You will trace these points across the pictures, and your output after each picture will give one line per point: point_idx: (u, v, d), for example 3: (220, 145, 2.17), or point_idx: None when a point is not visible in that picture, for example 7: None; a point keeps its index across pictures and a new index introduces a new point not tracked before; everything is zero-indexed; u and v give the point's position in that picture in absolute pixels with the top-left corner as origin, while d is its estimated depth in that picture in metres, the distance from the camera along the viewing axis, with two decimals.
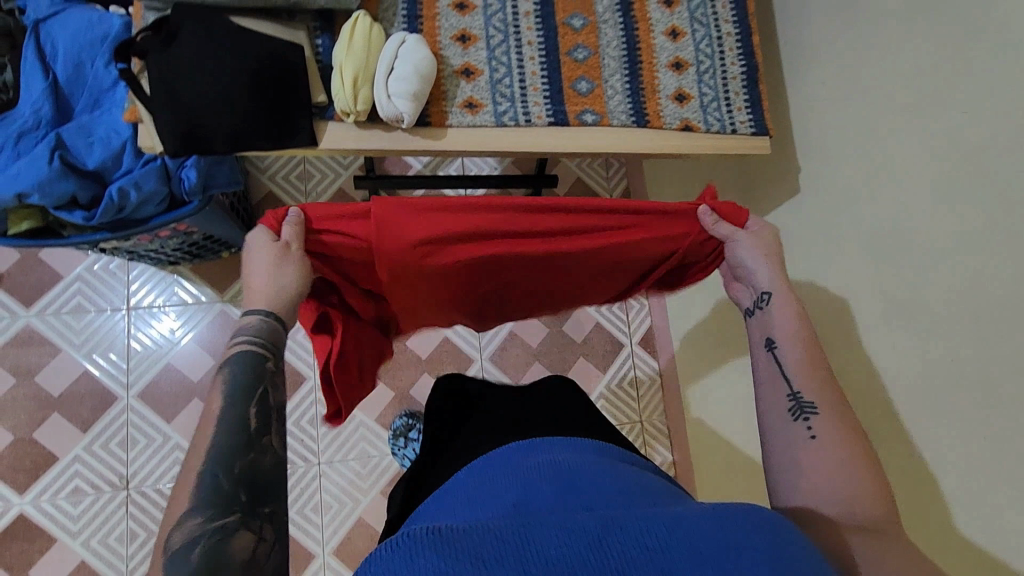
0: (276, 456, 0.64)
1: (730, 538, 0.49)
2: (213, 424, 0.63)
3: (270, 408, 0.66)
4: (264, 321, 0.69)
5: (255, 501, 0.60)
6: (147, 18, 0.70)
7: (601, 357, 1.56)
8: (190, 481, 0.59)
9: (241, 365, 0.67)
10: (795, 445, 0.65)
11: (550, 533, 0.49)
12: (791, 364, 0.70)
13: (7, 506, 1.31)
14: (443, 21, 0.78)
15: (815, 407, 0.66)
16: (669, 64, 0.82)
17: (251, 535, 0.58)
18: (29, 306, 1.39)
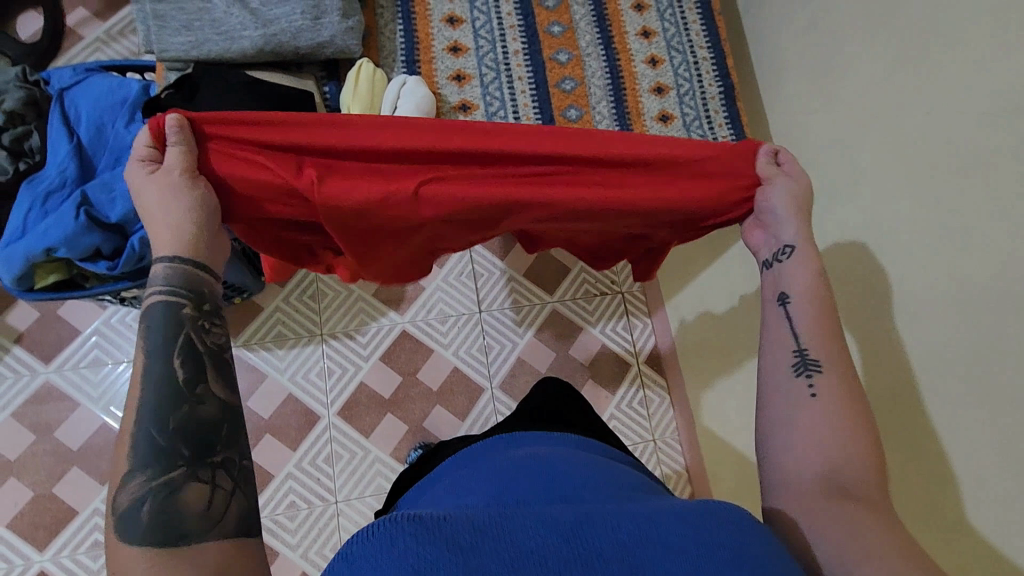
0: (218, 401, 0.61)
1: (699, 536, 0.53)
2: (139, 381, 0.59)
3: (200, 353, 0.62)
4: (169, 269, 0.64)
5: (200, 451, 0.58)
6: (169, 77, 0.77)
7: (608, 378, 1.58)
8: (128, 448, 0.56)
9: (159, 319, 0.62)
10: (795, 402, 0.68)
11: (526, 524, 0.52)
12: (801, 318, 0.72)
13: (27, 563, 1.31)
14: (439, 63, 0.84)
15: (819, 365, 0.68)
16: (651, 89, 0.89)
17: (202, 485, 0.56)
18: (49, 362, 1.43)
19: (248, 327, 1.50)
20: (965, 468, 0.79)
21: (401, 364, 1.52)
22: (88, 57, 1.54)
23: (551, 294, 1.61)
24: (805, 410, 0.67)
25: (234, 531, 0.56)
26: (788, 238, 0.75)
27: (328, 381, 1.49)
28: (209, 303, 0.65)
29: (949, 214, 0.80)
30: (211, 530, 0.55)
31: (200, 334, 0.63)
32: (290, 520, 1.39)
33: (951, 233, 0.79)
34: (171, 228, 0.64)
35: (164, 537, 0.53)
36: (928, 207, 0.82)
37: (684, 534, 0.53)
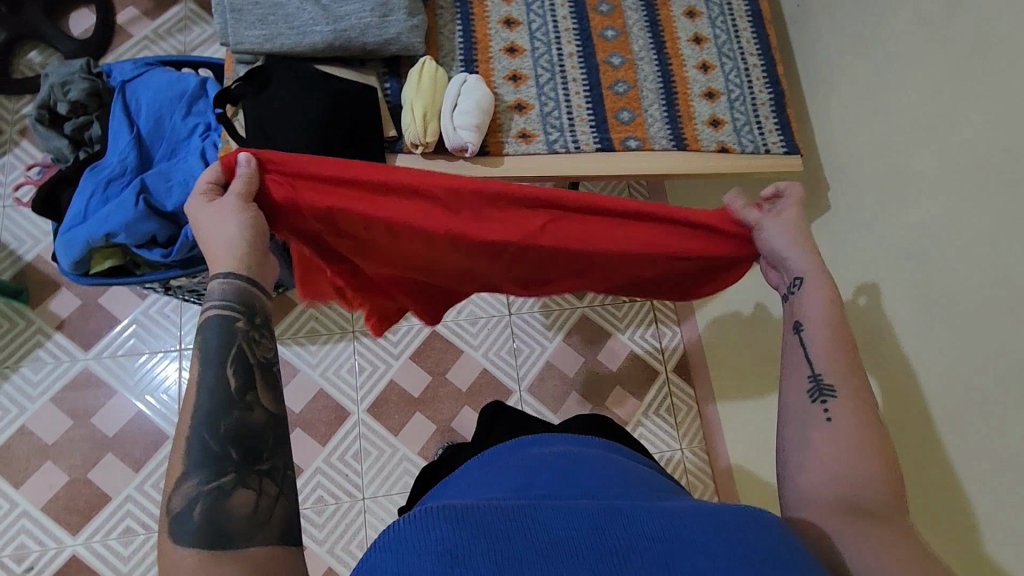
0: (268, 410, 0.60)
1: (728, 535, 0.51)
2: (195, 388, 0.58)
3: (251, 363, 0.61)
4: (224, 284, 0.62)
5: (247, 458, 0.57)
6: (238, 70, 0.80)
7: (637, 385, 1.57)
8: (181, 447, 0.55)
9: (212, 331, 0.60)
10: (810, 425, 0.66)
11: (555, 516, 0.52)
12: (814, 347, 0.69)
13: (60, 547, 1.33)
14: (496, 63, 0.86)
15: (835, 390, 0.66)
16: (703, 94, 0.90)
17: (249, 492, 0.55)
18: (87, 350, 1.45)
19: (282, 321, 1.52)
20: (1006, 481, 0.76)
21: (430, 364, 1.53)
22: (137, 54, 1.58)
23: (580, 299, 1.62)
24: (824, 430, 0.64)
25: (279, 540, 0.55)
26: (796, 269, 0.72)
27: (358, 378, 1.51)
28: (261, 316, 0.64)
29: (988, 221, 0.79)
30: (257, 538, 0.53)
31: (251, 345, 0.62)
32: (318, 515, 1.40)
33: (989, 242, 0.79)
34: (224, 247, 0.63)
35: (212, 544, 0.52)
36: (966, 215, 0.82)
37: (710, 537, 0.51)
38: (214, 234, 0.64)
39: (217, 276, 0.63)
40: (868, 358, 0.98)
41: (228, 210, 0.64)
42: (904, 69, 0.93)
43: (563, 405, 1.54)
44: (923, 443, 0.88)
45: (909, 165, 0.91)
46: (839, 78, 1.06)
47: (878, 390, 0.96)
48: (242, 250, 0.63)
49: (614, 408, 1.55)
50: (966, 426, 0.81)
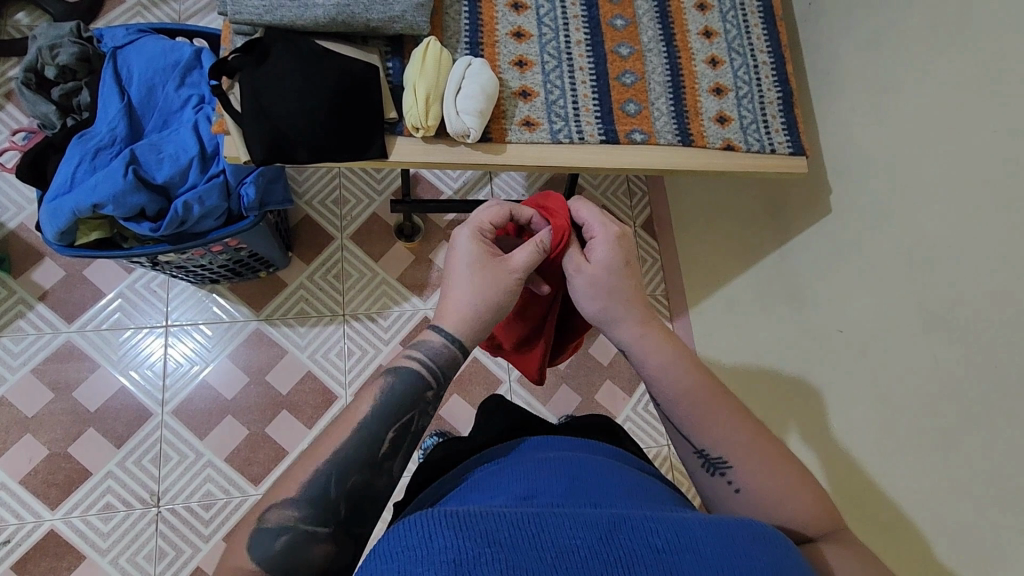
0: (393, 484, 0.66)
1: (734, 547, 0.51)
2: (349, 428, 0.66)
3: (410, 433, 0.68)
4: (444, 342, 0.71)
5: (351, 519, 0.63)
6: (236, 41, 0.77)
7: (626, 379, 1.57)
8: (304, 477, 0.63)
9: (408, 380, 0.70)
10: (722, 499, 0.68)
11: (562, 525, 0.51)
12: (686, 422, 0.71)
13: (38, 521, 1.31)
14: (502, 47, 0.84)
15: (726, 461, 0.68)
16: (710, 90, 0.88)
17: (331, 549, 0.61)
18: (71, 322, 1.42)
19: (272, 301, 1.50)
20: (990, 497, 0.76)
21: None
22: (129, 20, 1.53)
23: None
24: (742, 499, 0.67)
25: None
26: (620, 341, 0.75)
27: (347, 361, 1.49)
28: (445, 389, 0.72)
29: (990, 233, 0.78)
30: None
31: (421, 415, 0.70)
32: None
33: (992, 254, 0.78)
34: (471, 315, 0.71)
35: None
36: (969, 225, 0.82)
37: (715, 546, 0.51)
38: (466, 297, 0.71)
39: (444, 332, 0.72)
40: (861, 363, 0.98)
41: (498, 287, 0.71)
42: (914, 74, 0.91)
43: (553, 398, 1.54)
44: (909, 452, 0.88)
45: (916, 172, 0.90)
46: (847, 80, 1.04)
47: (868, 394, 0.96)
48: (480, 327, 0.72)
49: (604, 402, 1.55)
50: (953, 435, 0.81)
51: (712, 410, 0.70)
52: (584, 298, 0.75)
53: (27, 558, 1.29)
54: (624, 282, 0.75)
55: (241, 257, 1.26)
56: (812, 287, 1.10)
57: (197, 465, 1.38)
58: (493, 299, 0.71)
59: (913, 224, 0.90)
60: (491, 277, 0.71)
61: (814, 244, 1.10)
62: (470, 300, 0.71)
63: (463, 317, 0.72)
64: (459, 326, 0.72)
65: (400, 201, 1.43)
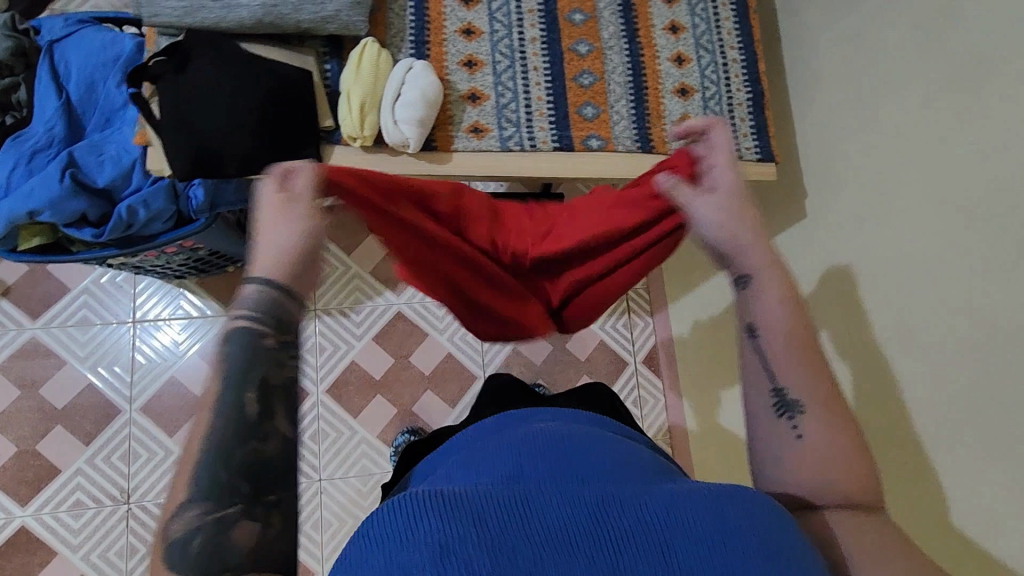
0: (287, 440, 0.53)
1: (730, 521, 0.50)
2: (208, 410, 0.52)
3: (272, 387, 0.54)
4: (261, 288, 0.57)
5: (260, 491, 0.51)
6: (160, 42, 0.77)
7: (604, 374, 1.57)
8: (189, 473, 0.50)
9: (239, 342, 0.55)
10: (782, 444, 0.60)
11: (553, 504, 0.51)
12: (776, 355, 0.62)
13: (8, 518, 1.31)
14: (450, 46, 0.80)
15: (802, 406, 0.60)
16: (675, 90, 0.84)
17: (255, 527, 0.50)
18: (36, 318, 1.40)
19: (241, 295, 1.47)
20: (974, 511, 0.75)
21: (393, 347, 1.51)
22: None
23: None
24: (787, 453, 0.60)
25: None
26: (742, 267, 0.66)
27: (319, 357, 1.48)
28: (291, 330, 0.57)
29: (983, 244, 0.76)
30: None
31: (278, 368, 0.55)
32: None
33: (982, 265, 0.76)
34: (275, 252, 0.58)
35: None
36: (959, 234, 0.79)
37: (709, 521, 0.50)
38: (268, 242, 0.59)
39: (255, 280, 0.57)
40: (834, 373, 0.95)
41: (292, 213, 0.59)
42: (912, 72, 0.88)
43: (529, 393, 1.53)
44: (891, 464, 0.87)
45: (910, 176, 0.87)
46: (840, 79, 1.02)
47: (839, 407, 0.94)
48: (293, 258, 0.58)
49: None
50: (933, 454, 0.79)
51: (807, 348, 0.62)
52: (707, 213, 0.68)
53: None
54: (746, 210, 0.69)
55: (199, 256, 1.22)
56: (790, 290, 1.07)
57: (165, 462, 1.37)
58: (291, 227, 0.58)
59: (906, 232, 0.87)
60: (277, 206, 0.59)
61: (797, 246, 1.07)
62: (267, 245, 0.58)
63: (276, 257, 0.58)
64: (268, 266, 0.58)
65: None
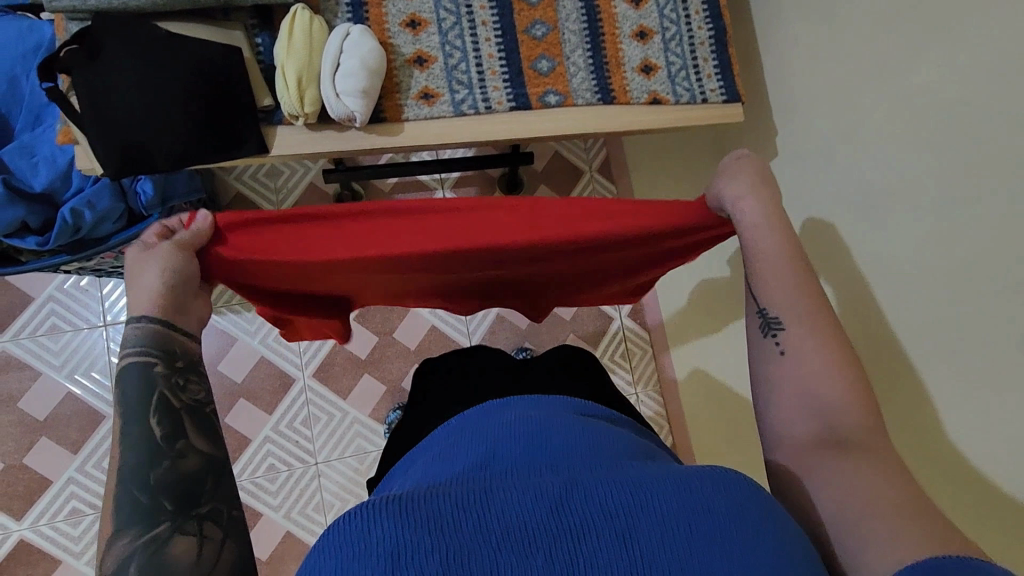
0: (200, 457, 0.61)
1: (692, 500, 0.50)
2: (117, 445, 0.59)
3: (176, 410, 0.62)
4: (140, 326, 0.64)
5: (185, 504, 0.57)
6: (70, 28, 0.76)
7: (591, 332, 1.56)
8: (110, 504, 0.56)
9: (129, 378, 0.62)
10: (767, 360, 0.70)
11: (511, 498, 0.50)
12: (759, 283, 0.72)
13: (5, 532, 1.31)
14: (390, 6, 0.83)
15: (781, 323, 0.69)
16: (633, 34, 0.87)
17: (191, 538, 0.55)
18: (3, 332, 1.36)
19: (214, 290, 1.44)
20: (970, 419, 0.78)
21: (376, 324, 1.49)
22: None
23: None
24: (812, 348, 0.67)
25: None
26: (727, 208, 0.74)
27: (301, 343, 1.46)
28: (182, 360, 0.65)
29: (962, 156, 0.77)
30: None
31: (176, 391, 0.63)
32: (271, 482, 1.40)
33: (963, 178, 0.77)
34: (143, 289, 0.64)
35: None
36: (938, 149, 0.80)
37: (670, 504, 0.49)
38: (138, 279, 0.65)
39: (134, 319, 0.64)
40: None
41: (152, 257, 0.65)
42: None
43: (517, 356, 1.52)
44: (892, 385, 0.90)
45: (892, 97, 0.87)
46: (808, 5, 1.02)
47: None
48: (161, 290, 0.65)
49: None
50: None
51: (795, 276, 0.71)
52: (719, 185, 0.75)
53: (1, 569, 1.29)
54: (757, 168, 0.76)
55: None
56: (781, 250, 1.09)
57: None
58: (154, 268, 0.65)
59: (892, 161, 0.87)
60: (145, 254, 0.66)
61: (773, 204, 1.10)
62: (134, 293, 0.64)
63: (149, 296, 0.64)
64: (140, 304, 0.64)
65: (333, 171, 1.33)
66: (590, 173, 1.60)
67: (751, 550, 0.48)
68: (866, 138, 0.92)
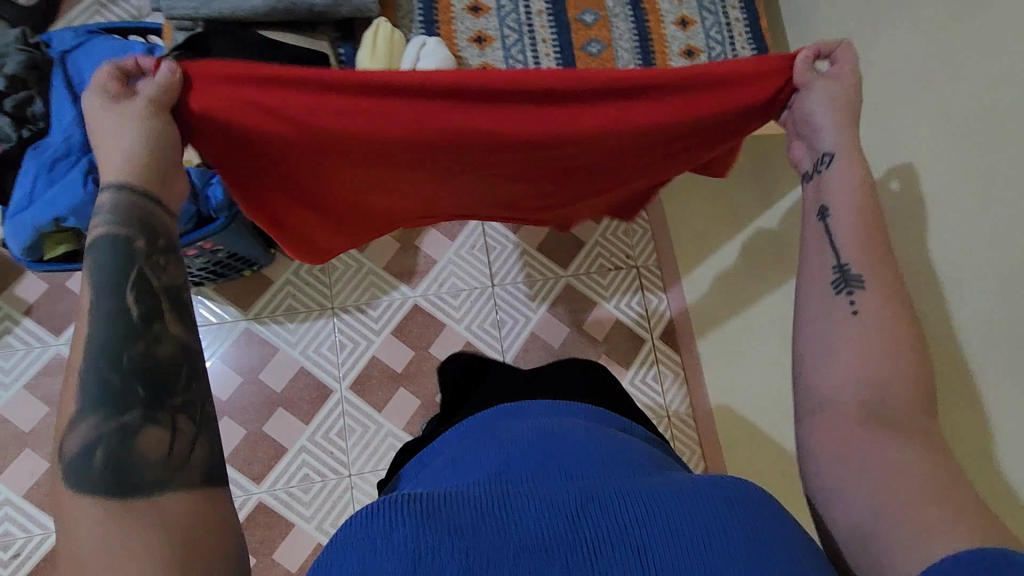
0: (177, 345, 0.60)
1: (712, 519, 0.49)
2: (88, 317, 0.58)
3: (154, 290, 0.61)
4: (117, 198, 0.64)
5: (157, 392, 0.56)
6: (176, 38, 0.87)
7: (624, 353, 1.58)
8: (78, 379, 0.55)
9: (103, 250, 0.61)
10: (834, 317, 0.67)
11: (530, 509, 0.49)
12: (842, 230, 0.71)
13: (44, 533, 1.32)
14: (459, 24, 0.92)
15: (863, 282, 0.67)
16: (681, 52, 0.94)
17: (162, 430, 0.55)
18: (59, 333, 1.42)
19: (259, 300, 1.50)
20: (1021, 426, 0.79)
21: (412, 338, 1.53)
22: (89, 21, 1.51)
23: (565, 268, 1.61)
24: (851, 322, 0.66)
25: (208, 492, 0.55)
26: (824, 148, 0.75)
27: (340, 354, 1.50)
28: (163, 239, 0.64)
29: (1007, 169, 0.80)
30: (173, 486, 0.52)
31: (154, 271, 0.62)
32: (304, 492, 1.41)
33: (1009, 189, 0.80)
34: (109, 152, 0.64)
35: (117, 481, 0.51)
36: (984, 162, 0.84)
37: (689, 523, 0.48)
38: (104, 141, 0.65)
39: (111, 187, 0.64)
40: None
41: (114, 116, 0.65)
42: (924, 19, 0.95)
43: None
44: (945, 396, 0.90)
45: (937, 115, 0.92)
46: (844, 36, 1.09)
47: None
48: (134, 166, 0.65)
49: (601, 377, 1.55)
50: None
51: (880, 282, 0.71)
52: (821, 94, 0.75)
53: (36, 570, 1.30)
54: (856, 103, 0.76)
55: (219, 258, 1.27)
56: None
57: None
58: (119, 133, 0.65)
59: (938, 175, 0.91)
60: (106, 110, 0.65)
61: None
62: (103, 157, 0.64)
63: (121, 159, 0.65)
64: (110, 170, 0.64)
65: None
66: None
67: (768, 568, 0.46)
68: (908, 155, 0.97)
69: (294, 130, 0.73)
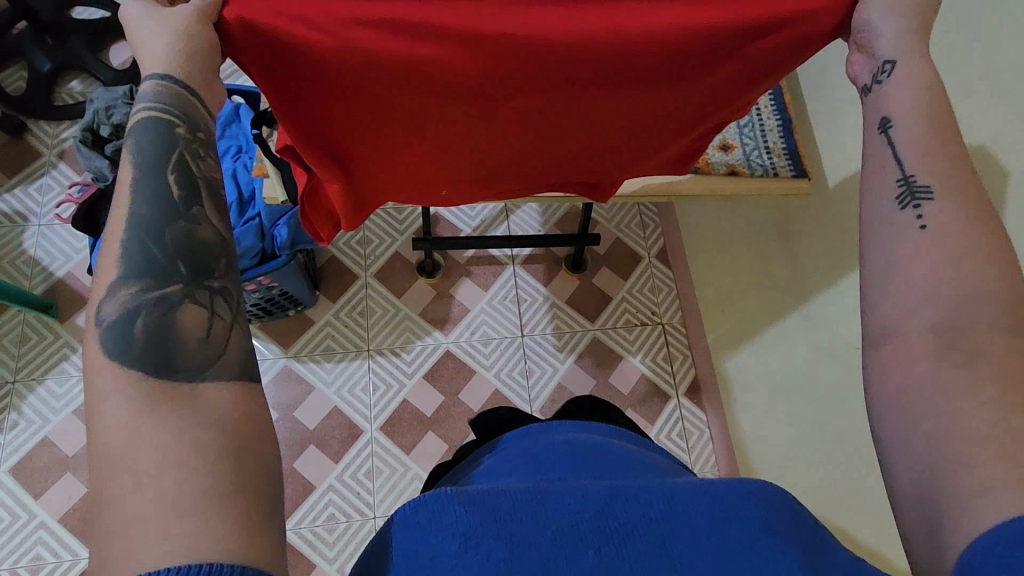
0: (215, 231, 0.57)
1: (731, 515, 0.50)
2: (128, 193, 0.55)
3: (196, 179, 0.59)
4: (160, 85, 0.61)
5: (198, 272, 0.54)
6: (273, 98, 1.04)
7: (649, 408, 1.60)
8: (117, 248, 0.52)
9: (149, 133, 0.59)
10: (900, 234, 0.58)
11: (568, 502, 0.50)
12: (906, 140, 0.62)
13: (74, 559, 1.34)
14: None
15: (931, 190, 0.58)
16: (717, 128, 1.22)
17: (201, 309, 0.52)
18: None
19: (301, 339, 1.57)
20: None
21: (443, 384, 1.57)
22: None
23: (592, 322, 1.67)
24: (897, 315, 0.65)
25: (246, 384, 0.52)
26: (884, 56, 0.67)
27: (372, 396, 1.54)
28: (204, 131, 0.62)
29: None
30: (212, 371, 0.50)
31: (194, 160, 0.60)
32: (329, 533, 1.41)
33: None
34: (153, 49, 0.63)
35: (159, 361, 0.48)
36: None
37: (715, 522, 0.50)
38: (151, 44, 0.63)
39: (153, 76, 0.61)
40: None
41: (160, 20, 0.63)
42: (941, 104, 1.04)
43: None
44: None
45: None
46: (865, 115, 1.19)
47: None
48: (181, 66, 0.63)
49: None
50: None
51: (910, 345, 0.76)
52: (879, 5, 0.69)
53: None
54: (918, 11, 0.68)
55: (272, 295, 1.35)
56: (842, 323, 1.15)
57: None
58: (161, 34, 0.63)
59: None
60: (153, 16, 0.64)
61: (830, 279, 1.18)
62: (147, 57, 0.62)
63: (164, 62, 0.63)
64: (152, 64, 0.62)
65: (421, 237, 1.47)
66: (647, 257, 1.75)
67: (784, 568, 0.47)
68: None
69: (347, 63, 0.70)
